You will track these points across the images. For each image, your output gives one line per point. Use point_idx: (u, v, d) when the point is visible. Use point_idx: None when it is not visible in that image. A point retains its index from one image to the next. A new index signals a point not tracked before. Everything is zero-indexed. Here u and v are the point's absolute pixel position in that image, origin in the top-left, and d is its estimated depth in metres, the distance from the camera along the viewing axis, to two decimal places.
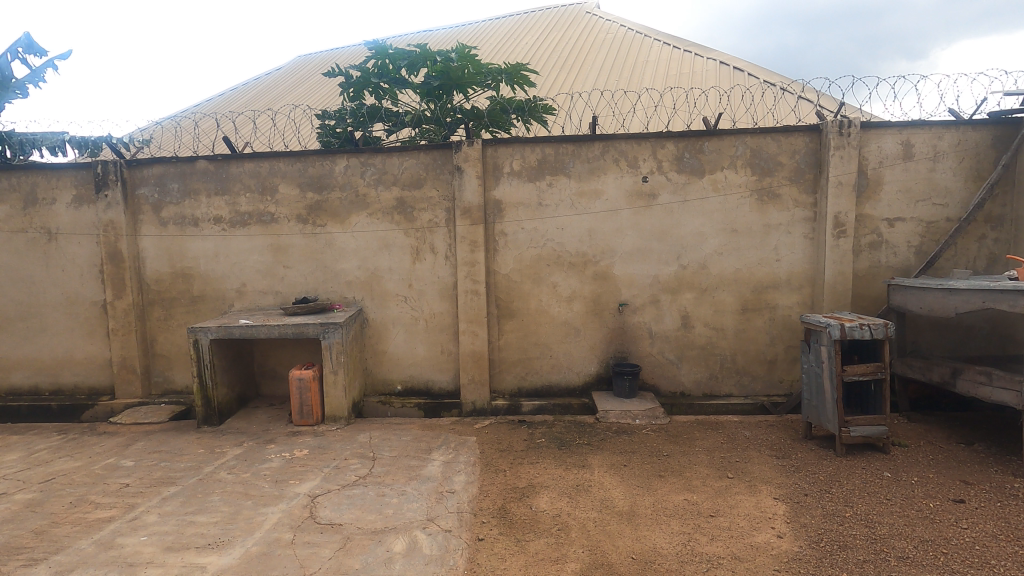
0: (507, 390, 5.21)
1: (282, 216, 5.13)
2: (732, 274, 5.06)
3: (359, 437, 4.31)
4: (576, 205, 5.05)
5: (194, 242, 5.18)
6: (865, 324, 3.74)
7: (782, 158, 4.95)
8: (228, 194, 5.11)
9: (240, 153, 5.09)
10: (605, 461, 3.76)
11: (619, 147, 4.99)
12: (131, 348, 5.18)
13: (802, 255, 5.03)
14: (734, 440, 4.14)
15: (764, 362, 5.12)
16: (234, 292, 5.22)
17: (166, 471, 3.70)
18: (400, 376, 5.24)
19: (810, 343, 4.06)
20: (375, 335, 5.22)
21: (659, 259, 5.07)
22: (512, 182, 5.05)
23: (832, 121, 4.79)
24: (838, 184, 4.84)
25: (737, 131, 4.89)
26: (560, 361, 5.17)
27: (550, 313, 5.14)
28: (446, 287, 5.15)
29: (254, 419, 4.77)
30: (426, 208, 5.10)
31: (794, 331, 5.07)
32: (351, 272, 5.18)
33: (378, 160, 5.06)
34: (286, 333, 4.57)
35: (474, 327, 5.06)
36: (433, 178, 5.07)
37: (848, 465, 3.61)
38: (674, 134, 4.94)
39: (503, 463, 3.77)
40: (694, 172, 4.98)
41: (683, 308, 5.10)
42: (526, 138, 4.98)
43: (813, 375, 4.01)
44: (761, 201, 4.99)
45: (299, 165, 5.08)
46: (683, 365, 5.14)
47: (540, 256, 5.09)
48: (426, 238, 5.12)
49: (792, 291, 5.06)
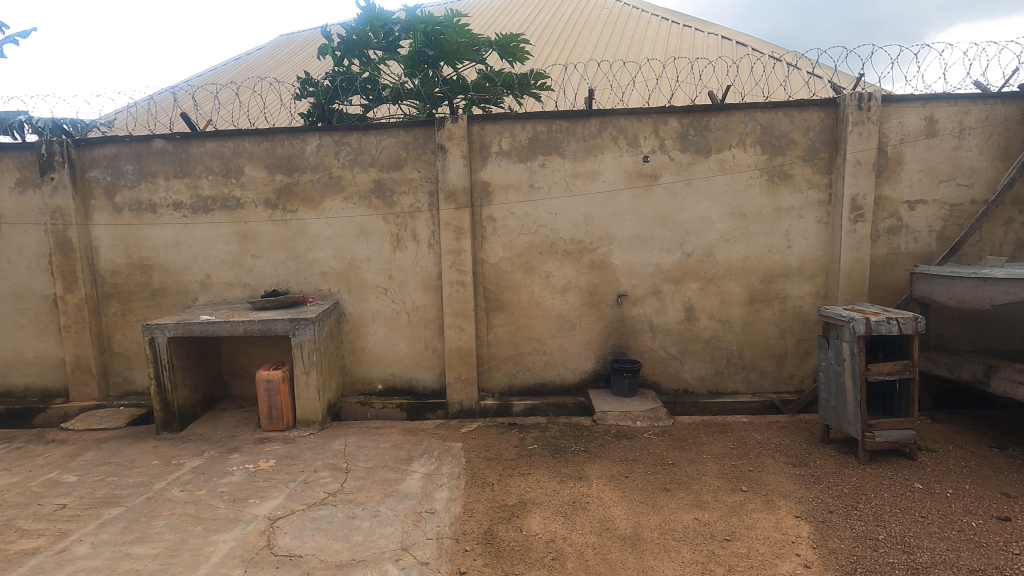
0: (498, 388, 4.82)
1: (249, 201, 4.68)
2: (740, 263, 4.67)
3: (334, 445, 3.91)
4: (571, 187, 4.63)
5: (152, 231, 4.72)
6: (893, 319, 3.35)
7: (794, 136, 4.54)
8: (189, 176, 4.65)
9: (201, 131, 4.62)
10: (604, 472, 3.38)
11: (618, 124, 4.56)
12: (86, 346, 4.74)
13: (816, 241, 4.64)
14: (746, 445, 3.77)
15: (774, 357, 4.75)
16: (198, 285, 4.78)
17: (111, 488, 3.29)
18: (381, 375, 4.85)
19: (828, 338, 3.66)
20: (353, 331, 4.80)
21: (661, 246, 4.67)
22: (500, 163, 4.62)
23: (851, 94, 4.38)
24: (856, 163, 4.44)
25: (746, 105, 4.47)
26: (555, 357, 4.78)
27: (543, 305, 4.73)
28: (430, 277, 4.73)
29: (219, 424, 4.36)
30: (407, 191, 4.66)
31: (806, 323, 4.71)
32: (326, 261, 4.74)
33: (354, 139, 4.61)
34: (253, 330, 4.15)
35: (461, 321, 4.65)
36: (413, 158, 4.62)
37: (873, 474, 3.26)
38: (677, 109, 4.51)
39: (491, 475, 3.38)
40: (699, 151, 4.56)
41: (686, 299, 4.71)
42: (516, 113, 4.54)
43: (831, 373, 3.63)
44: (771, 182, 4.59)
45: (266, 145, 4.62)
46: (687, 361, 4.78)
47: (532, 243, 4.68)
48: (407, 225, 4.69)
49: (805, 280, 4.68)
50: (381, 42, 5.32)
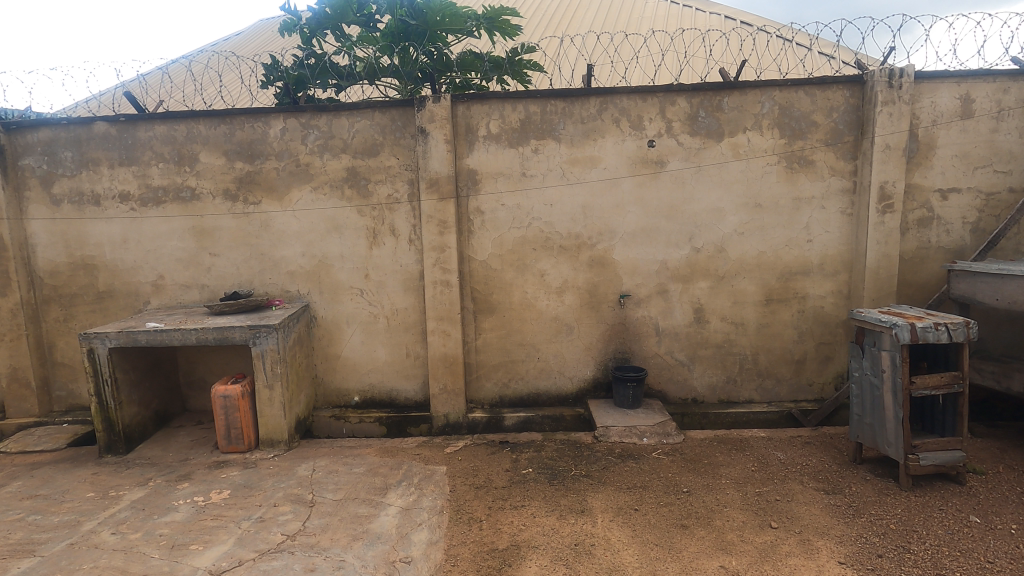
0: (487, 399, 4.35)
1: (206, 192, 4.15)
2: (755, 259, 4.21)
3: (300, 470, 3.43)
4: (568, 175, 4.14)
5: (96, 226, 4.18)
6: (942, 324, 2.91)
7: (816, 117, 4.07)
8: (136, 164, 4.11)
9: (149, 112, 4.09)
10: (610, 504, 2.92)
11: (620, 104, 4.07)
12: (23, 357, 4.21)
13: (838, 234, 4.19)
14: (768, 467, 3.33)
15: (791, 363, 4.32)
16: (150, 287, 4.25)
17: (29, 532, 2.78)
18: (358, 386, 4.37)
19: (863, 345, 3.21)
20: (326, 337, 4.31)
21: (668, 241, 4.20)
22: (488, 148, 4.12)
23: (880, 70, 3.93)
24: (884, 148, 3.98)
25: (762, 83, 4.01)
26: (550, 364, 4.32)
27: (537, 307, 4.26)
28: (411, 277, 4.24)
29: (172, 444, 3.85)
30: (384, 180, 4.15)
31: (826, 325, 4.28)
32: (294, 259, 4.23)
33: (324, 121, 4.09)
34: (206, 339, 3.64)
35: (445, 325, 4.17)
36: (390, 143, 4.11)
37: (920, 504, 2.83)
38: (686, 87, 4.03)
39: (479, 510, 2.91)
40: (711, 134, 4.09)
41: (696, 299, 4.26)
42: (506, 92, 4.04)
43: (866, 386, 3.19)
44: (790, 169, 4.13)
45: (224, 128, 4.09)
46: (696, 367, 4.33)
47: (524, 238, 4.19)
48: (385, 218, 4.19)
49: (826, 277, 4.24)
50: (356, 18, 4.70)
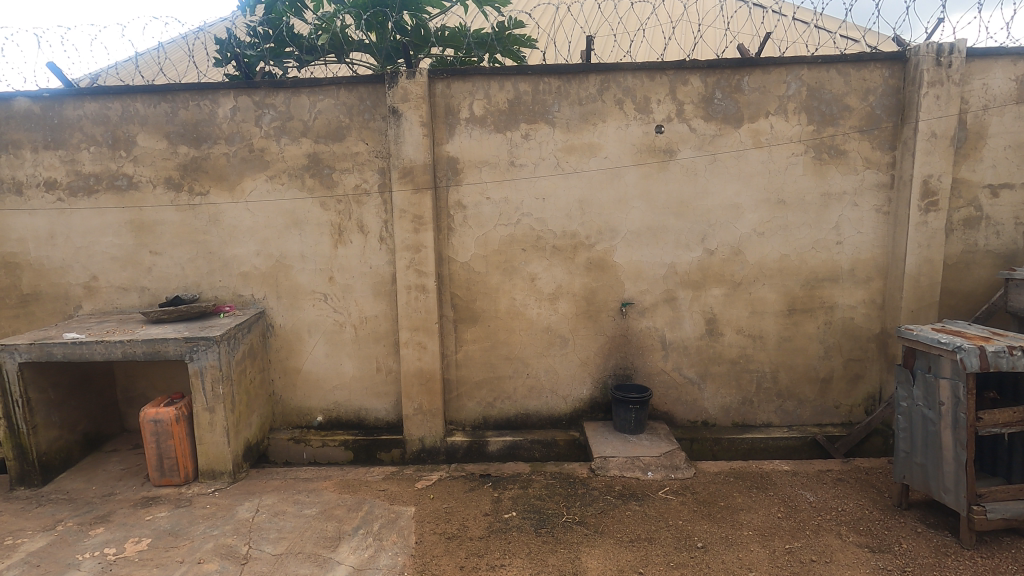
0: (469, 421, 3.82)
1: (144, 180, 3.60)
2: (777, 263, 3.67)
3: (240, 511, 2.89)
4: (563, 165, 3.59)
5: (19, 218, 3.63)
6: (1017, 348, 2.38)
7: (849, 100, 3.53)
8: (64, 147, 3.56)
9: (78, 87, 3.54)
10: (608, 566, 2.39)
11: (623, 83, 3.52)
12: None
13: (872, 235, 3.65)
14: (797, 513, 2.79)
15: (816, 382, 3.79)
16: (82, 290, 3.70)
17: None
18: (322, 404, 3.83)
19: (913, 370, 2.68)
20: (286, 349, 3.76)
21: (678, 242, 3.66)
22: (471, 133, 3.57)
23: (926, 46, 3.38)
24: (930, 136, 3.44)
25: (789, 60, 3.47)
26: (541, 382, 3.78)
27: (527, 315, 3.72)
28: (382, 280, 3.69)
29: (99, 474, 3.31)
30: (351, 168, 3.60)
31: (856, 340, 3.75)
32: (248, 259, 3.68)
33: (280, 100, 3.54)
34: (135, 353, 3.09)
35: (420, 337, 3.62)
36: (358, 125, 3.56)
37: (990, 570, 2.30)
38: (701, 64, 3.49)
39: (448, 572, 2.38)
40: (728, 119, 3.55)
41: (708, 309, 3.73)
42: (492, 68, 3.49)
43: (916, 419, 2.66)
44: (819, 161, 3.59)
45: (165, 107, 3.54)
46: (707, 387, 3.80)
47: (511, 237, 3.64)
48: (352, 212, 3.64)
49: (857, 285, 3.70)
50: None
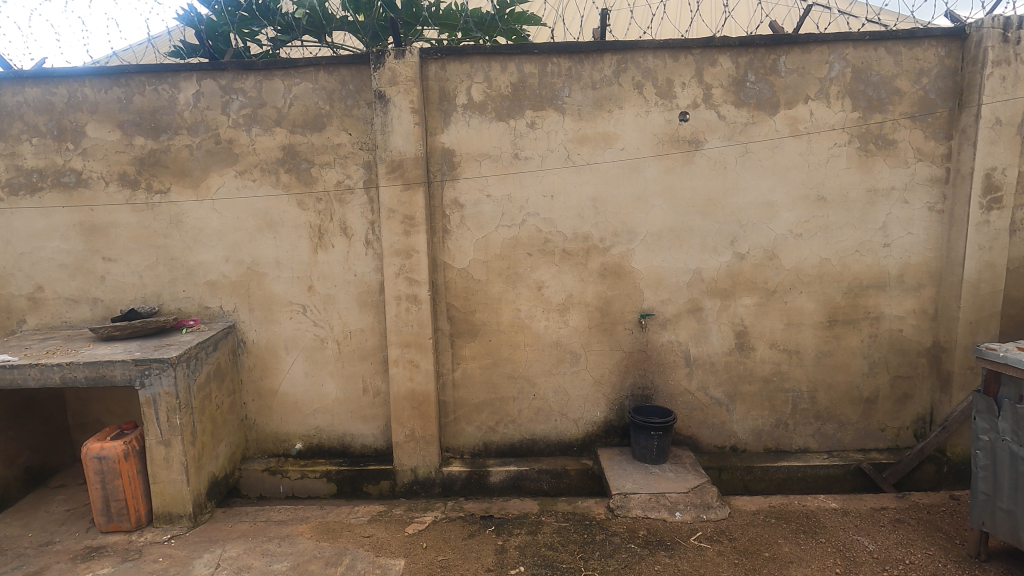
0: (468, 448, 3.37)
1: (95, 176, 3.15)
2: (816, 268, 3.24)
3: (198, 566, 2.44)
4: (574, 158, 3.15)
5: None
6: None
7: (900, 83, 3.10)
8: (2, 138, 3.10)
9: (18, 69, 3.08)
10: None
11: (644, 63, 3.08)
12: None
13: (924, 237, 3.22)
14: (858, 568, 2.36)
15: (859, 403, 3.36)
16: (25, 301, 3.24)
17: None
18: (301, 430, 3.38)
19: (998, 399, 2.25)
20: (259, 368, 3.32)
21: (704, 245, 3.22)
22: (469, 122, 3.13)
23: (991, 20, 2.95)
24: (993, 123, 3.00)
25: (833, 37, 3.03)
26: (550, 404, 3.34)
27: (532, 329, 3.28)
28: (368, 289, 3.25)
29: (40, 517, 2.86)
30: (332, 162, 3.15)
31: (905, 355, 3.32)
32: (215, 266, 3.23)
33: (251, 84, 3.09)
34: (76, 378, 2.63)
35: (412, 354, 3.17)
36: (340, 113, 3.11)
37: None
38: (732, 41, 3.05)
39: None
40: (762, 104, 3.11)
41: (738, 320, 3.29)
42: (492, 46, 3.05)
43: (1002, 457, 2.23)
44: (864, 152, 3.15)
45: (118, 92, 3.09)
46: (736, 408, 3.37)
47: (515, 240, 3.20)
48: (334, 212, 3.19)
49: (906, 293, 3.27)
50: None
